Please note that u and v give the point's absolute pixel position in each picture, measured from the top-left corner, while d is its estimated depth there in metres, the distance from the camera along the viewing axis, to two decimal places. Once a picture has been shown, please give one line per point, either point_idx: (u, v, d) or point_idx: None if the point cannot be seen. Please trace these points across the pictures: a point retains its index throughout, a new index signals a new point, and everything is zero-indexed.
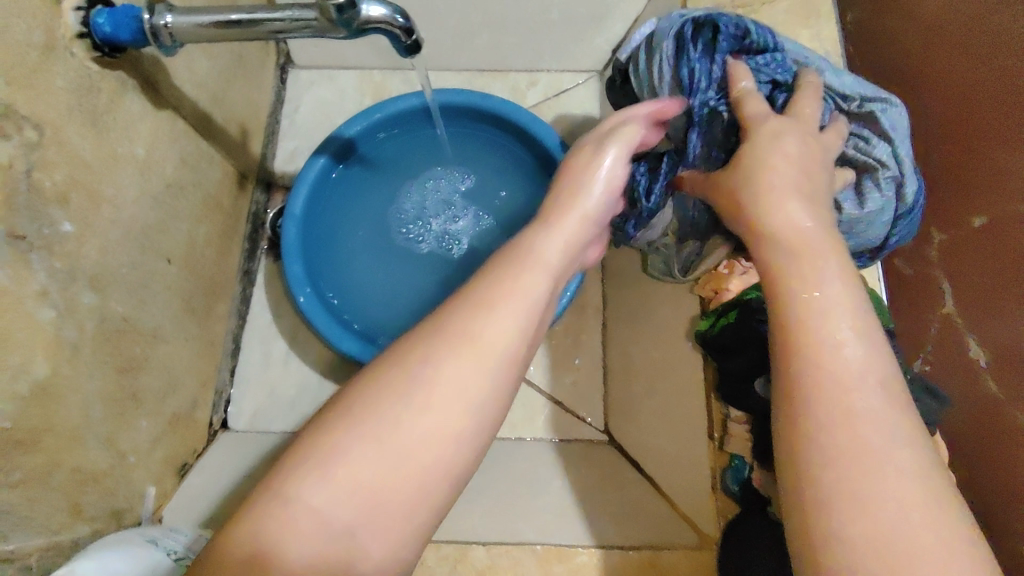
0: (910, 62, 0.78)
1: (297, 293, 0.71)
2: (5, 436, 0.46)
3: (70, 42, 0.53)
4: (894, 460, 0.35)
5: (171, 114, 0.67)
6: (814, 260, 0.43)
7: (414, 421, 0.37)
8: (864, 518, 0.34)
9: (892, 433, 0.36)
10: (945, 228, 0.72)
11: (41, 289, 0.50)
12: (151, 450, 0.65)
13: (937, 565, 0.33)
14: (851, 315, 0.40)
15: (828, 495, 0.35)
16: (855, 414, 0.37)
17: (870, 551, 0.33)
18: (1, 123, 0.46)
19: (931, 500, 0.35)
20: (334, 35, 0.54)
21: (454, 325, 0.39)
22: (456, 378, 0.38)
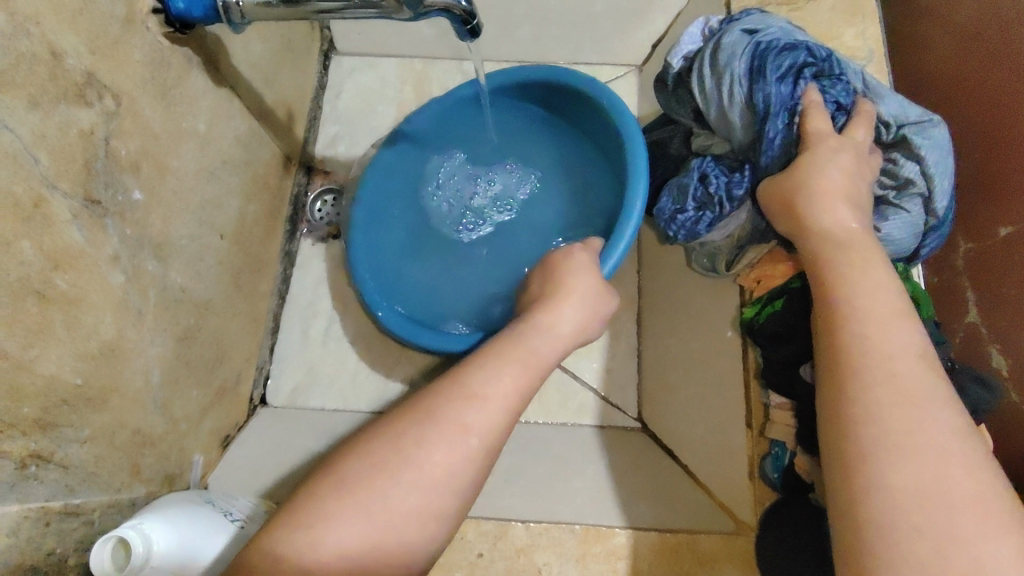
0: (937, 69, 0.79)
1: (375, 307, 0.75)
2: (77, 392, 0.48)
3: (146, 17, 0.55)
4: (932, 412, 0.42)
5: (229, 92, 0.68)
6: (861, 258, 0.52)
7: (398, 494, 0.44)
8: (904, 464, 0.40)
9: (929, 391, 0.43)
10: (971, 238, 0.72)
11: (114, 254, 0.52)
12: (200, 420, 0.66)
13: (966, 501, 0.38)
14: (889, 301, 0.48)
15: (872, 443, 0.41)
16: (897, 375, 0.44)
17: (909, 491, 0.39)
18: (85, 91, 0.48)
19: (964, 446, 0.40)
20: (398, 18, 0.56)
21: (447, 413, 0.47)
22: (438, 463, 0.45)
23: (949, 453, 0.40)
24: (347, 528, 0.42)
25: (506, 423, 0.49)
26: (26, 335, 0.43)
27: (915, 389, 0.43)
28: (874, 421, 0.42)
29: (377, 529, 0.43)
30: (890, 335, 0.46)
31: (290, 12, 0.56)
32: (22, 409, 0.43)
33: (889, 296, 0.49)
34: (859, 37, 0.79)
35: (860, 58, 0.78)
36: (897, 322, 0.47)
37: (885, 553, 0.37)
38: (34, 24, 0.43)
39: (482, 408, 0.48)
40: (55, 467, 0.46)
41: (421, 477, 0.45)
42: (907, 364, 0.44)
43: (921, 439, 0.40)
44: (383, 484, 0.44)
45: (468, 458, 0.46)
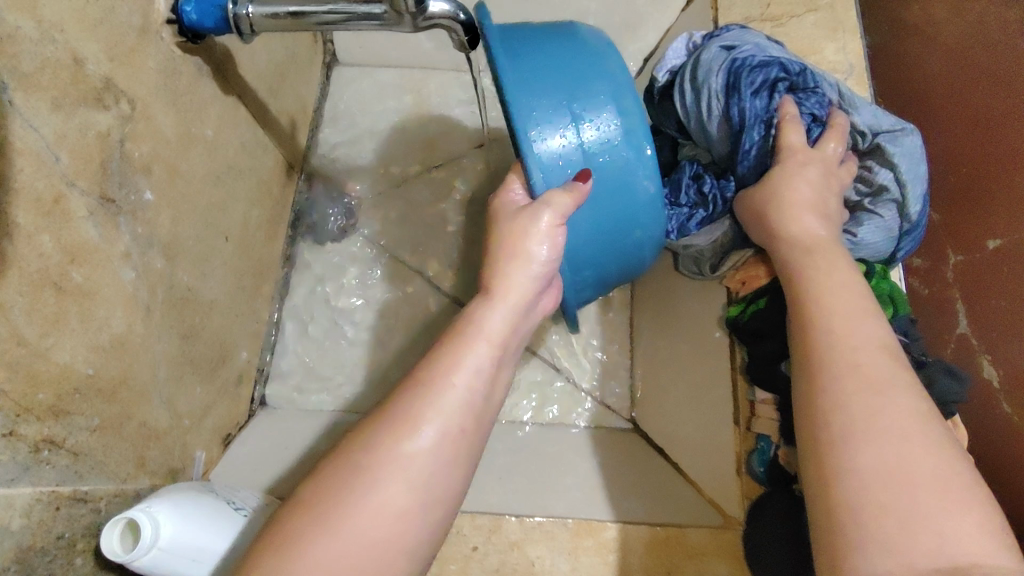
0: (930, 87, 0.82)
1: None
2: (89, 382, 0.50)
3: (161, 27, 0.58)
4: (895, 399, 0.44)
5: (235, 100, 0.71)
6: (829, 262, 0.55)
7: (366, 501, 0.42)
8: (868, 452, 0.42)
9: (892, 380, 0.45)
10: (959, 249, 0.75)
11: (126, 251, 0.54)
12: (201, 416, 0.68)
13: (927, 483, 0.40)
14: (858, 300, 0.52)
15: (841, 432, 0.44)
16: (863, 366, 0.47)
17: (876, 477, 0.41)
18: (102, 96, 0.51)
19: (927, 430, 0.43)
20: (400, 29, 0.58)
21: (402, 411, 0.46)
22: (401, 463, 0.44)
23: (914, 435, 0.42)
24: (333, 542, 0.41)
25: (467, 409, 0.47)
26: (44, 322, 0.45)
27: (881, 377, 0.46)
28: (844, 410, 0.44)
29: (363, 542, 0.41)
30: (857, 329, 0.49)
31: (296, 24, 0.59)
32: (38, 395, 0.45)
33: (855, 294, 0.52)
34: (841, 52, 0.82)
35: (842, 70, 0.81)
36: (866, 318, 0.50)
37: (857, 536, 0.40)
38: (59, 32, 0.46)
39: (437, 401, 0.46)
40: (66, 452, 0.48)
41: (403, 483, 0.43)
42: (874, 354, 0.47)
43: (888, 424, 0.43)
44: (363, 489, 0.43)
45: (433, 455, 0.45)
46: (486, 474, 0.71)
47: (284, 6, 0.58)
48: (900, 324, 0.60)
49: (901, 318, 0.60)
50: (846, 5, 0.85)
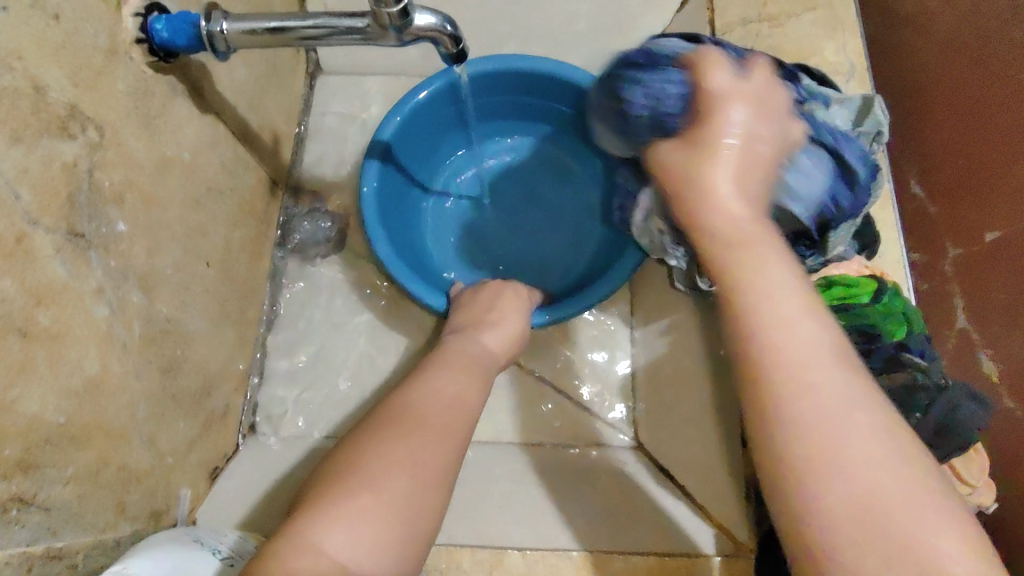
0: (925, 80, 0.80)
1: (361, 185, 0.75)
2: (60, 430, 0.47)
3: (129, 47, 0.54)
4: (855, 419, 0.39)
5: (213, 119, 0.68)
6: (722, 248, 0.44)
7: (386, 482, 0.46)
8: (838, 492, 0.37)
9: (844, 398, 0.39)
10: (958, 241, 0.73)
11: (98, 286, 0.51)
12: (186, 452, 0.65)
13: (903, 525, 0.36)
14: (796, 290, 0.42)
15: (804, 471, 0.38)
16: (810, 385, 0.39)
17: (852, 526, 0.36)
18: (67, 124, 0.47)
19: (891, 454, 0.38)
20: (384, 43, 0.55)
21: (411, 415, 0.52)
22: (414, 452, 0.49)
23: (884, 457, 0.38)
24: (352, 509, 0.44)
25: (465, 419, 0.55)
26: (8, 373, 0.42)
27: (836, 402, 0.39)
28: (802, 442, 0.38)
29: (398, 515, 0.45)
30: (802, 332, 0.41)
31: (275, 39, 0.56)
32: (4, 451, 0.42)
33: (785, 285, 0.42)
34: (842, 52, 0.80)
35: (843, 73, 0.79)
36: (807, 314, 0.42)
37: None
38: (16, 59, 0.43)
39: (440, 404, 0.55)
40: (37, 509, 0.45)
41: (418, 467, 0.48)
42: (821, 367, 0.40)
43: (849, 458, 0.38)
44: (383, 469, 0.47)
45: (446, 451, 0.51)
46: (487, 501, 0.68)
47: (263, 21, 0.56)
48: (917, 344, 0.57)
49: (917, 336, 0.57)
50: (845, 4, 0.82)
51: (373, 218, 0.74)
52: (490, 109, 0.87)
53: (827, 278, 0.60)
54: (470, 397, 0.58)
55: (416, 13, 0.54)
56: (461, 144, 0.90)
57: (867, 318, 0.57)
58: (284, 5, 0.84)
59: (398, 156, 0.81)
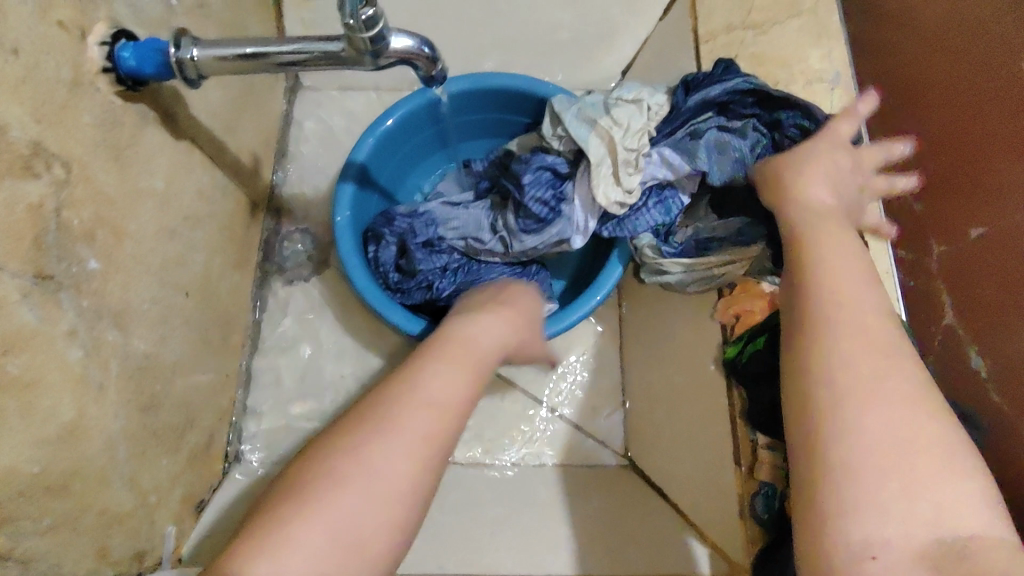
0: (912, 74, 0.79)
1: (336, 213, 0.73)
2: (35, 481, 0.45)
3: (96, 77, 0.53)
4: (904, 369, 0.42)
5: (188, 144, 0.66)
6: (831, 238, 0.53)
7: (335, 499, 0.40)
8: (873, 412, 0.40)
9: (887, 362, 0.43)
10: (944, 240, 0.72)
11: (70, 328, 0.49)
12: (171, 488, 0.63)
13: (927, 455, 0.39)
14: (862, 267, 0.50)
15: (849, 390, 0.41)
16: (873, 335, 0.44)
17: (880, 439, 0.39)
18: (31, 163, 0.46)
19: (935, 406, 0.41)
20: (360, 67, 0.54)
21: (389, 416, 0.44)
22: (379, 468, 0.42)
23: (918, 400, 0.41)
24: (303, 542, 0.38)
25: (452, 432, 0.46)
26: None
27: (875, 359, 0.43)
28: (851, 368, 0.42)
29: (342, 545, 0.39)
30: (867, 297, 0.47)
31: (249, 65, 0.55)
32: None
33: (855, 261, 0.50)
34: (827, 59, 0.79)
35: (828, 80, 0.78)
36: (870, 287, 0.48)
37: (843, 507, 0.38)
38: None
39: (422, 400, 0.46)
40: (14, 564, 0.43)
41: (379, 489, 0.41)
42: (867, 328, 0.45)
43: (891, 389, 0.41)
44: (340, 493, 0.40)
45: (425, 465, 0.43)
46: (477, 526, 0.69)
47: (234, 48, 0.54)
48: None
49: None
50: (829, 9, 0.81)
51: (351, 251, 0.73)
52: (464, 129, 0.85)
53: None
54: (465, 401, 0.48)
55: (392, 35, 0.52)
56: (439, 165, 0.89)
57: None
58: (259, 22, 0.82)
59: (373, 180, 0.80)
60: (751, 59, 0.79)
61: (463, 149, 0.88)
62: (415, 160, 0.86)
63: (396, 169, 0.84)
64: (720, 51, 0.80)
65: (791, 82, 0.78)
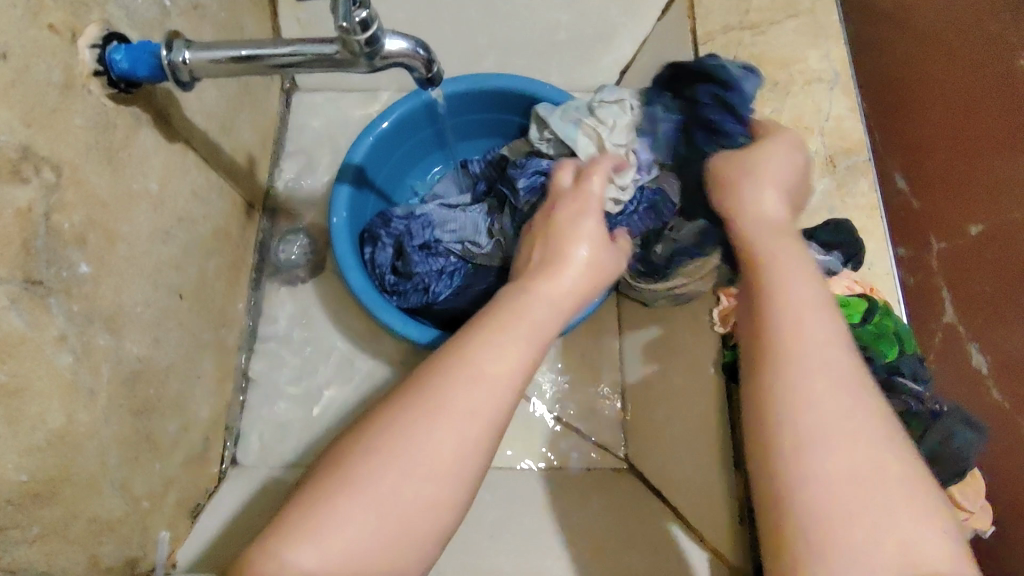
0: (907, 73, 0.79)
1: (332, 214, 0.73)
2: (22, 489, 0.45)
3: (87, 79, 0.52)
4: (858, 407, 0.43)
5: (183, 147, 0.65)
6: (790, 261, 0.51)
7: (384, 478, 0.40)
8: (833, 458, 0.41)
9: (850, 400, 0.43)
10: (942, 236, 0.72)
11: (60, 334, 0.48)
12: (165, 493, 0.63)
13: (889, 496, 0.40)
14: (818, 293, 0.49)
15: (805, 435, 0.42)
16: (825, 371, 0.44)
17: (843, 485, 0.40)
18: (20, 167, 0.45)
19: (887, 444, 0.42)
20: (354, 69, 0.53)
21: (440, 394, 0.43)
22: (427, 443, 0.41)
23: (873, 440, 0.42)
24: (332, 531, 0.39)
25: (503, 407, 0.44)
26: None
27: (846, 398, 0.43)
28: (807, 409, 0.43)
29: (387, 524, 0.39)
30: (822, 327, 0.47)
31: (244, 68, 0.54)
32: None
33: (810, 287, 0.49)
34: (826, 59, 0.78)
35: (828, 80, 0.77)
36: (824, 314, 0.47)
37: (817, 546, 0.39)
38: None
39: (475, 381, 0.44)
40: None
41: (424, 465, 0.41)
42: (826, 368, 0.44)
43: (849, 430, 0.42)
44: (380, 483, 0.40)
45: (473, 439, 0.42)
46: (476, 531, 0.68)
47: (226, 50, 0.54)
48: (909, 365, 0.55)
49: (910, 358, 0.55)
50: (827, 9, 0.80)
51: (347, 252, 0.72)
52: (463, 130, 0.84)
53: None
54: (522, 374, 0.46)
55: (386, 37, 0.52)
56: (436, 167, 0.89)
57: (858, 337, 0.55)
58: (256, 24, 0.82)
59: (370, 181, 0.79)
60: (749, 59, 0.78)
61: (461, 150, 0.88)
62: (412, 160, 0.85)
63: (393, 170, 0.83)
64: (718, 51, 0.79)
65: (789, 82, 0.77)
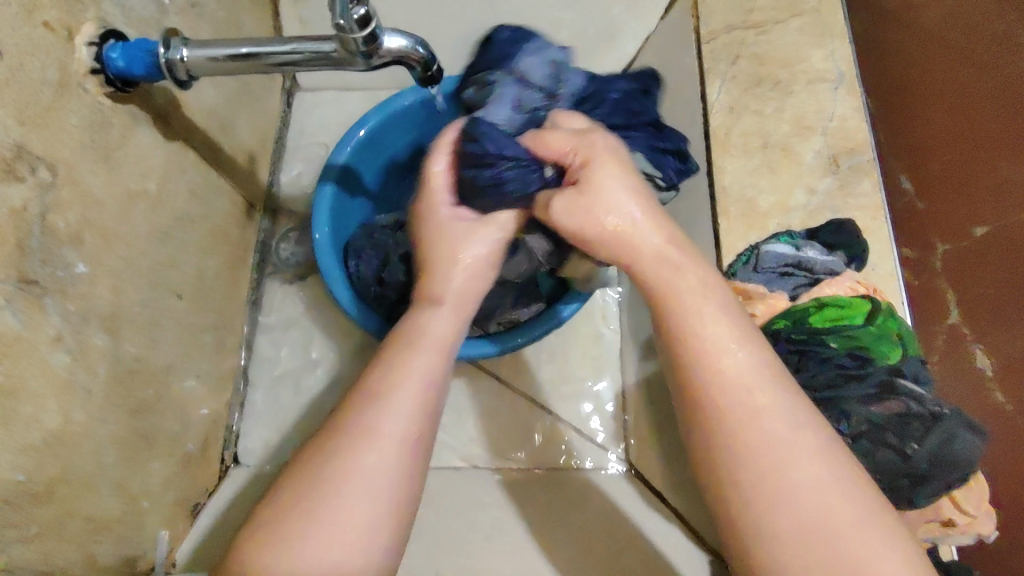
0: (911, 74, 0.78)
1: (314, 229, 0.72)
2: (18, 489, 0.44)
3: (84, 78, 0.52)
4: (799, 446, 0.40)
5: (181, 145, 0.65)
6: (707, 300, 0.44)
7: (325, 511, 0.41)
8: (790, 512, 0.39)
9: (792, 410, 0.41)
10: (947, 238, 0.72)
11: (55, 333, 0.48)
12: (163, 493, 0.62)
13: (849, 537, 0.38)
14: (734, 331, 0.43)
15: (749, 495, 0.40)
16: (760, 420, 0.41)
17: (799, 539, 0.38)
18: (14, 165, 0.45)
19: (840, 481, 0.39)
20: (352, 67, 0.53)
21: (351, 422, 0.44)
22: (361, 469, 0.42)
23: (822, 482, 0.39)
24: (310, 564, 0.40)
25: (419, 414, 0.45)
26: None
27: (779, 400, 0.41)
28: (748, 467, 0.40)
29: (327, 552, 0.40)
30: (743, 370, 0.42)
31: (242, 66, 0.54)
32: None
33: (727, 328, 0.43)
34: (829, 59, 0.77)
35: (831, 79, 0.76)
36: (752, 348, 0.43)
37: None
38: None
39: (389, 404, 0.44)
40: None
41: (360, 490, 0.42)
42: (762, 419, 0.41)
43: (797, 479, 0.39)
44: (339, 514, 0.41)
45: (393, 459, 0.43)
46: (472, 532, 0.67)
47: (224, 48, 0.53)
48: (912, 368, 0.54)
49: (911, 360, 0.54)
50: (832, 7, 0.79)
51: (332, 266, 0.71)
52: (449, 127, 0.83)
53: (816, 300, 0.57)
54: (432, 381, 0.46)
55: (385, 35, 0.51)
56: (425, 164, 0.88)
57: (857, 338, 0.55)
58: (255, 22, 0.81)
59: (355, 184, 0.79)
60: (752, 58, 0.78)
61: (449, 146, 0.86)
62: (400, 161, 0.85)
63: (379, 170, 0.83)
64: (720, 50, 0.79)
65: (792, 82, 0.76)
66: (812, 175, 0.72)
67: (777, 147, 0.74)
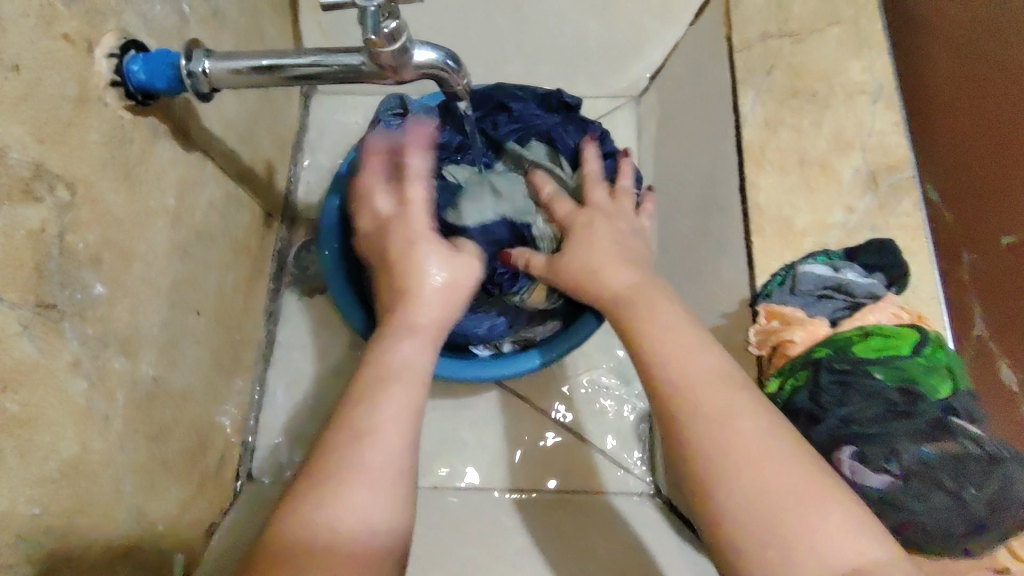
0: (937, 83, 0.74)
1: (322, 247, 0.73)
2: (35, 523, 0.43)
3: (104, 91, 0.50)
4: (743, 426, 0.42)
5: (201, 158, 0.63)
6: (649, 308, 0.50)
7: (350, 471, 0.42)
8: (741, 484, 0.40)
9: (736, 396, 0.44)
10: (976, 250, 0.69)
11: (73, 359, 0.47)
12: (180, 516, 0.61)
13: (801, 503, 0.39)
14: (675, 331, 0.47)
15: (704, 472, 0.41)
16: (708, 406, 0.43)
17: (752, 509, 0.40)
18: (34, 186, 0.43)
19: (788, 456, 0.41)
20: (380, 81, 0.51)
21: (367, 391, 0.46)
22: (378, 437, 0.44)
23: (772, 456, 0.41)
24: (336, 518, 0.41)
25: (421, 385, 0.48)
26: None
27: (733, 393, 0.44)
28: (697, 447, 0.42)
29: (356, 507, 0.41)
30: (696, 364, 0.45)
31: (265, 79, 0.52)
32: None
33: (672, 331, 0.47)
34: (868, 71, 0.75)
35: (870, 92, 0.74)
36: (704, 349, 0.46)
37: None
38: None
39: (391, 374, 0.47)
40: None
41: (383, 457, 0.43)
42: (716, 408, 0.43)
43: (744, 456, 0.41)
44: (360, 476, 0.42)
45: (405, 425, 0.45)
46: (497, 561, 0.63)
47: (247, 60, 0.51)
48: (963, 404, 0.52)
49: (962, 394, 0.53)
50: (871, 17, 0.77)
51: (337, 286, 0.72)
52: None
53: (862, 329, 0.55)
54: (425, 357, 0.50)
55: (415, 48, 0.49)
56: None
57: (907, 371, 0.53)
58: (277, 28, 0.80)
59: None
60: (789, 70, 0.76)
61: None
62: None
63: None
64: (755, 61, 0.76)
65: (830, 95, 0.74)
66: (850, 193, 0.70)
67: (813, 164, 0.71)
